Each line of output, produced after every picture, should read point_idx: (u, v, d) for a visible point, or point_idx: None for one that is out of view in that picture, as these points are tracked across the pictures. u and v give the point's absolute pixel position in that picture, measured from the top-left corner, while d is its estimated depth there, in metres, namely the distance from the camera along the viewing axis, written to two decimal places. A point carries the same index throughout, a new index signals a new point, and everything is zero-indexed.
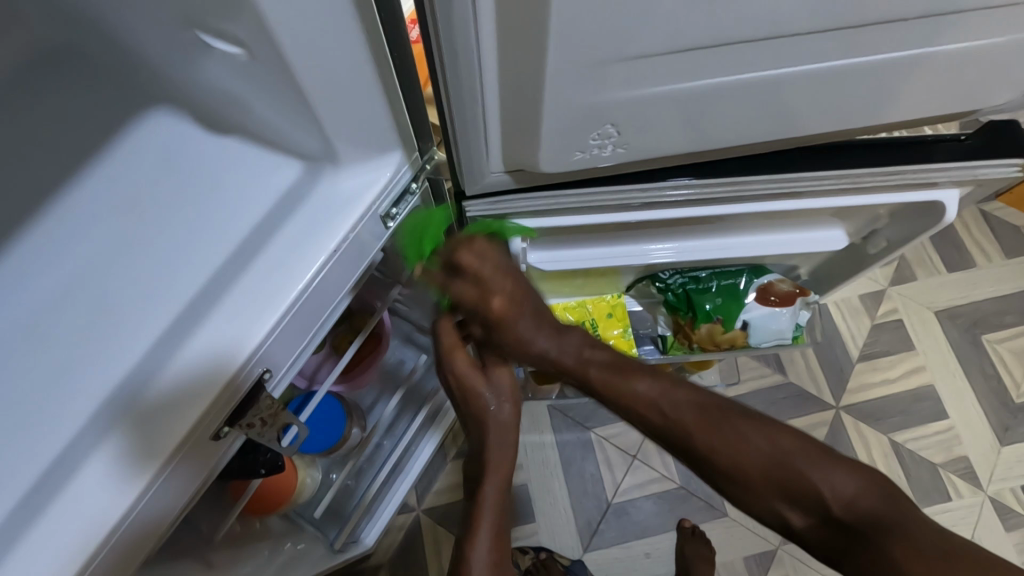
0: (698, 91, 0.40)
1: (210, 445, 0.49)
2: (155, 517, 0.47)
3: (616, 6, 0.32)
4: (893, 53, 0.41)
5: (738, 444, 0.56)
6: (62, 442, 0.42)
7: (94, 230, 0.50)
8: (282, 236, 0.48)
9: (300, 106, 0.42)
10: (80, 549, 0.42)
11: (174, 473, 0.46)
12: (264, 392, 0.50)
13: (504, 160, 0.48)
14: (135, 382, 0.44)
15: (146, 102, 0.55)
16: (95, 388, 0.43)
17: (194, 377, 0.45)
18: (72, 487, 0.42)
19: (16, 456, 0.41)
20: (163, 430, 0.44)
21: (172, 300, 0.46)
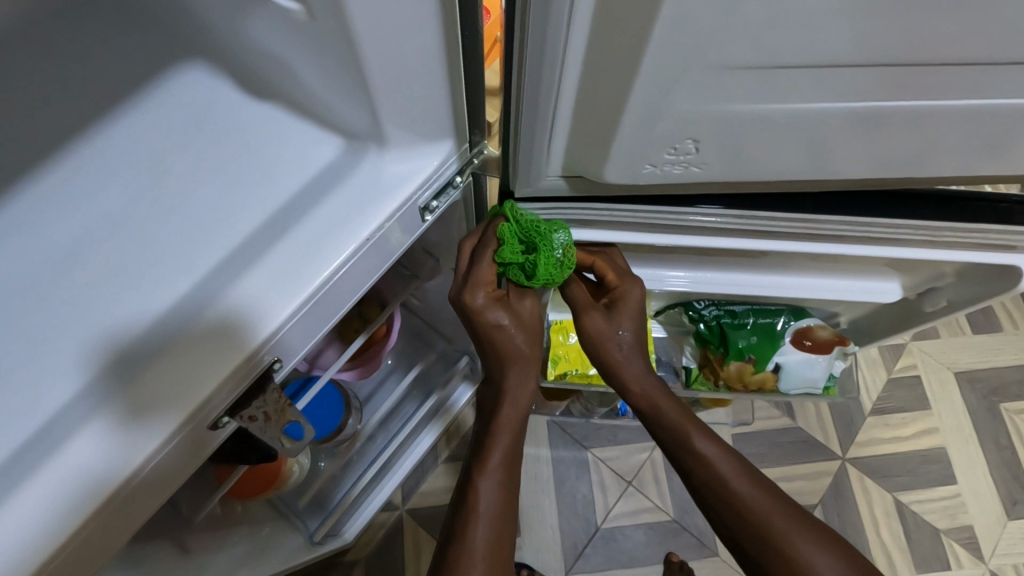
0: (794, 112, 0.36)
1: (205, 435, 0.45)
2: (155, 490, 0.44)
3: (743, 13, 0.28)
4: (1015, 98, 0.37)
5: (812, 549, 0.53)
6: (62, 400, 0.39)
7: (121, 181, 0.46)
8: (314, 217, 0.44)
9: (354, 79, 0.38)
10: (61, 526, 0.38)
11: (179, 445, 0.42)
12: (271, 383, 0.47)
13: (563, 164, 0.43)
14: (149, 346, 0.41)
15: (172, 48, 0.50)
16: (113, 343, 0.41)
17: (206, 355, 0.42)
18: (61, 454, 0.39)
19: (12, 410, 0.39)
20: (160, 413, 0.41)
21: (192, 269, 0.43)
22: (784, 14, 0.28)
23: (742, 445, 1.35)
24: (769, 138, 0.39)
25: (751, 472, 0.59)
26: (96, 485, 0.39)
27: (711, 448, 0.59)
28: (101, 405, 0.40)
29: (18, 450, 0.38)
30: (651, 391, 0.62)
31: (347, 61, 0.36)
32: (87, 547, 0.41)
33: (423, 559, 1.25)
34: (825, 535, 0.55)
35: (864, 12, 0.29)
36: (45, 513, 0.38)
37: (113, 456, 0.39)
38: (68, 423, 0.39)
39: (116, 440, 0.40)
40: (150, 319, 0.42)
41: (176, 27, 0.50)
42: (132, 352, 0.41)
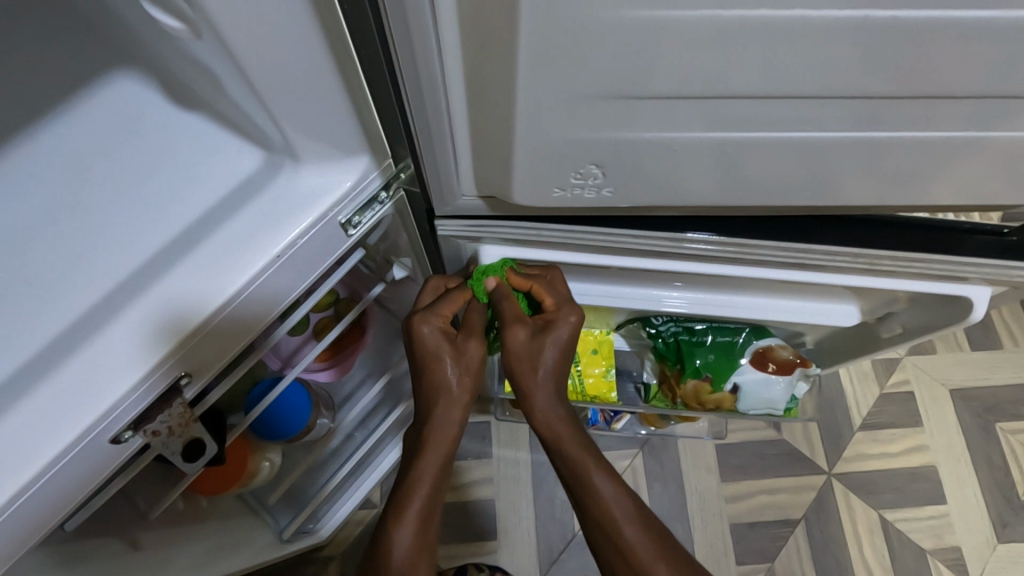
0: (693, 139, 0.36)
1: (110, 449, 0.45)
2: (55, 500, 0.44)
3: (601, 43, 0.28)
4: (933, 130, 0.37)
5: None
6: None
7: (37, 192, 0.46)
8: (228, 232, 0.44)
9: (254, 97, 0.38)
10: None
11: (81, 457, 0.42)
12: (179, 398, 0.46)
13: (477, 184, 0.43)
14: (42, 365, 0.40)
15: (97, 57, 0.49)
16: (4, 360, 0.40)
17: (107, 372, 0.41)
18: None
19: None
20: (58, 423, 0.40)
21: (100, 281, 0.42)
22: (652, 45, 0.28)
23: (725, 456, 1.32)
24: (674, 163, 0.38)
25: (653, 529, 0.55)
26: None
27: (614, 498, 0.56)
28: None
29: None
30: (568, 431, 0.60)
31: (243, 81, 0.36)
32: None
33: None
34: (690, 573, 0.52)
35: (736, 46, 0.28)
36: None
37: (8, 464, 0.39)
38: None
39: (4, 456, 0.39)
40: (49, 334, 0.41)
41: (95, 31, 0.49)
42: (26, 370, 0.40)
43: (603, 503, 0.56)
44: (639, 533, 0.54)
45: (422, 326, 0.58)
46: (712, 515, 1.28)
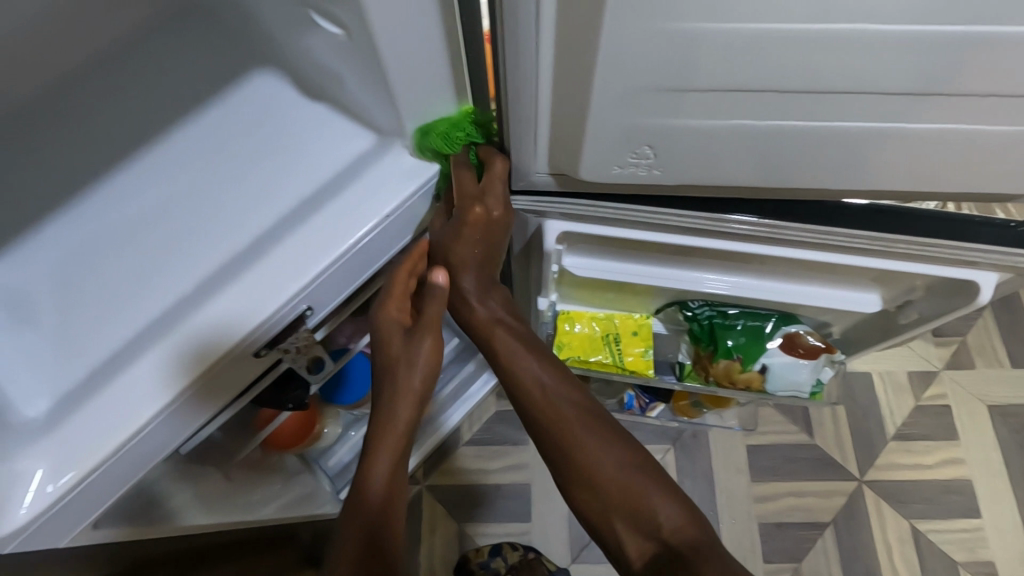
0: (729, 127, 0.44)
1: (249, 363, 0.53)
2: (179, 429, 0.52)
3: (661, 47, 0.37)
4: (946, 124, 0.44)
5: (602, 453, 0.59)
6: (135, 327, 0.50)
7: (184, 171, 0.56)
8: (345, 196, 0.53)
9: (382, 86, 0.48)
10: (103, 444, 0.45)
11: (210, 383, 0.50)
12: (303, 325, 0.55)
13: (549, 162, 0.53)
14: (193, 302, 0.50)
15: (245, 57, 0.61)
16: (170, 293, 0.51)
17: (227, 315, 0.49)
18: (117, 380, 0.48)
19: (103, 332, 0.50)
20: (198, 351, 0.49)
21: (242, 233, 0.53)
22: (696, 49, 0.37)
23: (754, 456, 1.36)
24: (715, 148, 0.47)
25: (673, 495, 0.57)
26: (123, 424, 0.46)
27: (627, 475, 0.58)
28: (141, 355, 0.48)
29: (78, 385, 0.48)
30: (574, 415, 0.60)
31: (377, 74, 0.47)
32: (122, 473, 0.49)
33: (437, 538, 1.32)
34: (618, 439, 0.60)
35: (760, 49, 0.37)
36: (97, 428, 0.46)
37: (147, 395, 0.47)
38: (118, 363, 0.48)
39: (144, 385, 0.47)
40: (202, 277, 0.51)
41: (243, 35, 0.61)
42: (184, 304, 0.50)
43: (538, 384, 0.61)
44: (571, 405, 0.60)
45: (382, 314, 0.60)
46: (740, 514, 1.32)
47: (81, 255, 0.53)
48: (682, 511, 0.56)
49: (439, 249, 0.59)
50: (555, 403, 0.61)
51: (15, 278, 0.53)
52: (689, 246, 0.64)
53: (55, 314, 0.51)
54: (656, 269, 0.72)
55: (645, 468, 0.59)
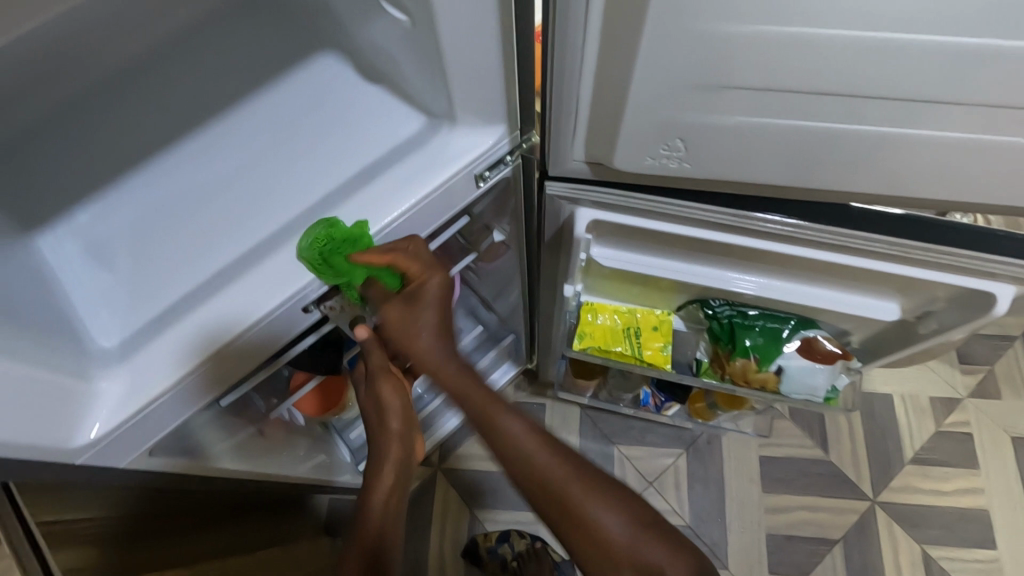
0: (758, 125, 0.47)
1: (297, 317, 0.58)
2: (233, 370, 0.56)
3: (700, 46, 0.41)
4: (977, 135, 0.45)
5: (600, 525, 0.57)
6: (196, 278, 0.54)
7: (251, 141, 0.61)
8: (395, 170, 0.58)
9: (439, 70, 0.52)
10: (165, 377, 0.51)
11: (259, 334, 0.55)
12: (347, 286, 0.59)
13: (587, 151, 0.56)
14: (251, 259, 0.55)
15: (311, 40, 0.66)
16: (230, 248, 0.55)
17: (288, 270, 0.54)
18: (178, 323, 0.52)
19: (166, 278, 0.54)
20: (251, 303, 0.53)
21: (298, 199, 0.57)
22: (731, 47, 0.41)
23: (768, 468, 1.37)
24: (744, 145, 0.49)
25: (686, 563, 0.56)
26: (183, 361, 0.51)
27: (641, 549, 0.56)
28: (201, 302, 0.53)
29: (151, 323, 0.52)
30: (575, 488, 0.58)
31: (435, 59, 0.51)
32: (180, 404, 0.53)
33: (448, 520, 1.36)
34: (619, 502, 0.58)
35: (792, 50, 0.40)
36: (160, 363, 0.51)
37: (207, 336, 0.52)
38: (179, 311, 0.53)
39: (204, 328, 0.52)
40: (260, 236, 0.56)
41: (310, 17, 0.66)
42: (243, 259, 0.55)
43: (514, 440, 0.60)
44: (554, 460, 0.60)
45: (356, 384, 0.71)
46: (749, 523, 1.33)
47: (154, 210, 0.58)
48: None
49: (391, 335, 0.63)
50: (552, 468, 0.60)
51: (93, 228, 0.57)
52: (716, 242, 0.67)
53: (125, 260, 0.55)
54: (682, 266, 0.75)
55: (653, 530, 0.58)
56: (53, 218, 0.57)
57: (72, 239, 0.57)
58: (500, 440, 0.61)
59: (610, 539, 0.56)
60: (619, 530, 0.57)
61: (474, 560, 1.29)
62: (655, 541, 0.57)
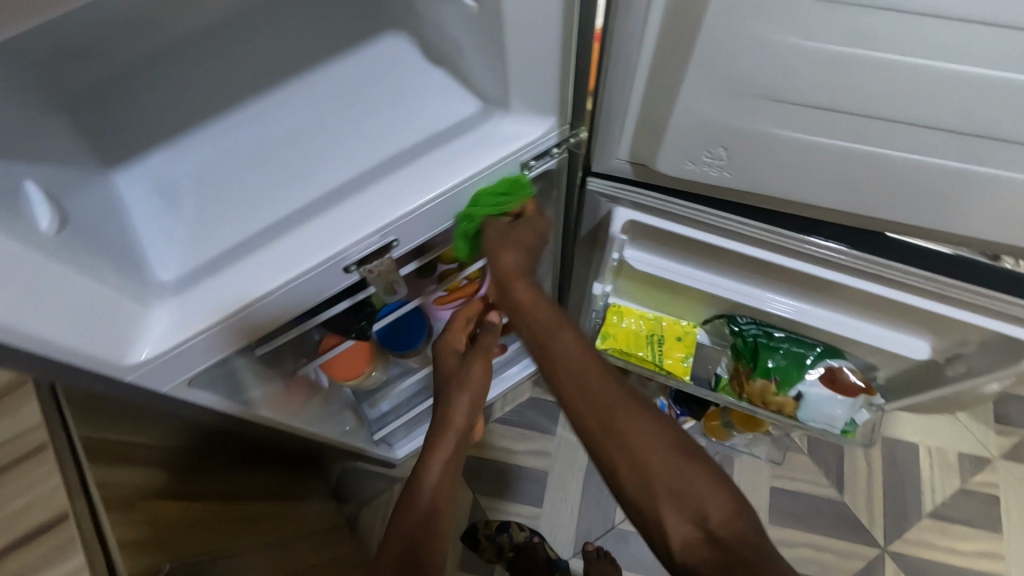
0: (802, 142, 0.48)
1: (338, 276, 0.61)
2: (274, 316, 0.60)
3: (752, 56, 0.42)
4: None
5: (642, 447, 0.60)
6: (251, 226, 0.58)
7: (317, 107, 0.64)
8: (447, 149, 0.61)
9: (499, 58, 0.55)
10: (211, 315, 0.54)
11: (300, 286, 0.58)
12: (388, 253, 0.62)
13: (632, 151, 0.59)
14: (303, 216, 0.58)
15: (383, 17, 0.69)
16: (285, 204, 0.59)
17: (336, 231, 0.58)
18: (230, 267, 0.56)
19: (224, 224, 0.58)
20: (297, 257, 0.57)
21: (353, 165, 0.60)
22: (783, 60, 0.42)
23: (777, 499, 1.34)
24: (787, 160, 0.50)
25: (717, 481, 0.57)
26: (230, 302, 0.55)
27: (672, 461, 0.59)
28: (253, 250, 0.57)
29: (206, 262, 0.56)
30: (613, 402, 0.62)
31: (498, 47, 0.54)
32: (223, 341, 0.57)
33: (451, 502, 1.39)
34: (662, 431, 0.61)
35: (844, 69, 0.41)
36: (208, 302, 0.55)
37: (255, 282, 0.56)
38: (232, 255, 0.56)
39: (254, 275, 0.56)
40: (314, 195, 0.59)
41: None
42: (296, 215, 0.58)
43: (570, 356, 0.65)
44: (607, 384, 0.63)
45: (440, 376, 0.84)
46: None
47: (221, 160, 0.62)
48: (731, 504, 0.56)
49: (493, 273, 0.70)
50: (594, 382, 0.63)
51: (165, 170, 0.61)
52: (751, 257, 0.67)
53: (189, 203, 0.60)
54: (715, 278, 0.75)
55: (687, 453, 0.60)
56: (132, 156, 0.62)
57: (144, 177, 0.61)
58: (550, 360, 0.66)
59: (648, 460, 0.59)
60: (656, 455, 0.59)
61: (473, 543, 1.33)
62: (692, 468, 0.58)
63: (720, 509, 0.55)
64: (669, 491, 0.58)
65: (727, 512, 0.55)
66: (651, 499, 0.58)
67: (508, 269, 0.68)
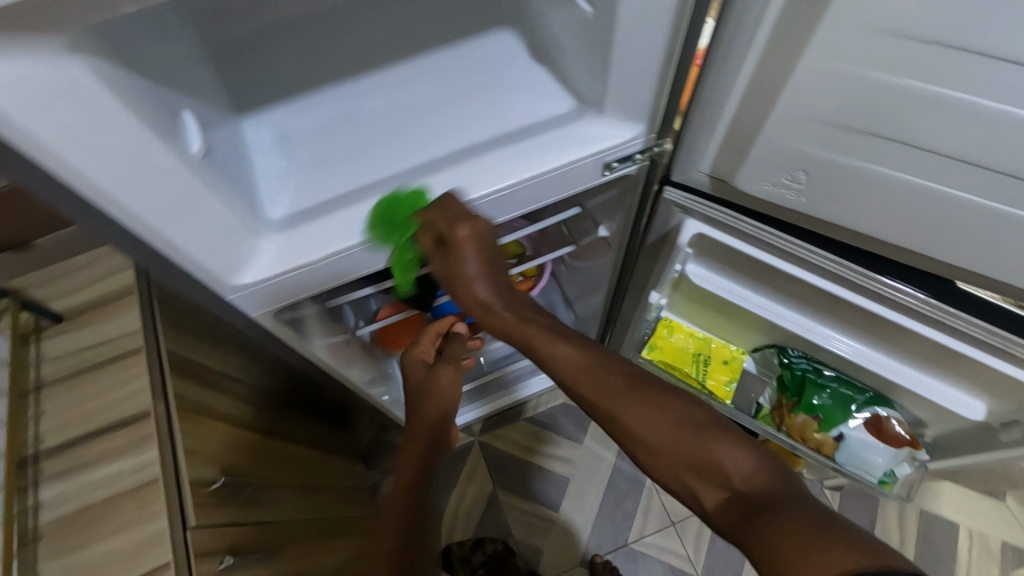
0: (884, 176, 0.50)
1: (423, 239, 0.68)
2: (364, 262, 0.67)
3: (847, 87, 0.45)
4: None
5: (649, 424, 0.62)
6: (354, 182, 0.64)
7: (428, 85, 0.70)
8: (537, 140, 0.65)
9: (600, 64, 0.59)
10: (310, 253, 0.62)
11: (389, 240, 0.65)
12: None
13: (713, 166, 0.61)
14: (399, 180, 0.64)
15: (496, 14, 0.74)
16: (386, 166, 0.65)
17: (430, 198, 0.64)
18: (329, 215, 0.63)
19: (331, 176, 0.65)
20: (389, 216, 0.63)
21: (453, 142, 0.66)
22: (877, 93, 0.44)
23: None
24: (865, 192, 0.52)
25: (732, 436, 0.59)
26: (327, 245, 0.62)
27: (685, 437, 0.60)
28: (350, 203, 0.63)
29: (313, 207, 0.63)
30: (609, 393, 0.65)
31: (602, 52, 0.57)
32: (320, 275, 0.65)
33: (471, 488, 1.43)
34: (666, 403, 0.63)
35: (936, 110, 0.43)
36: (306, 242, 0.62)
37: (350, 231, 0.63)
38: (333, 204, 0.63)
39: (349, 225, 0.63)
40: (413, 163, 0.65)
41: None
42: (393, 178, 0.64)
43: (564, 364, 0.67)
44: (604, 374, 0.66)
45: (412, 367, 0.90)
46: None
47: (337, 121, 0.69)
48: (749, 457, 0.57)
49: (446, 272, 0.68)
50: (587, 383, 0.66)
51: (285, 122, 0.69)
52: (812, 286, 0.68)
53: (303, 154, 0.67)
54: (771, 305, 0.77)
55: (694, 420, 0.61)
56: (259, 107, 0.69)
57: (267, 126, 0.68)
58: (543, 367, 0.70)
59: (655, 435, 0.62)
60: (663, 427, 0.61)
61: (448, 566, 1.33)
62: (702, 432, 0.60)
63: (741, 462, 0.57)
64: (685, 457, 0.59)
65: (748, 464, 0.56)
66: (671, 466, 0.60)
67: (480, 299, 0.69)
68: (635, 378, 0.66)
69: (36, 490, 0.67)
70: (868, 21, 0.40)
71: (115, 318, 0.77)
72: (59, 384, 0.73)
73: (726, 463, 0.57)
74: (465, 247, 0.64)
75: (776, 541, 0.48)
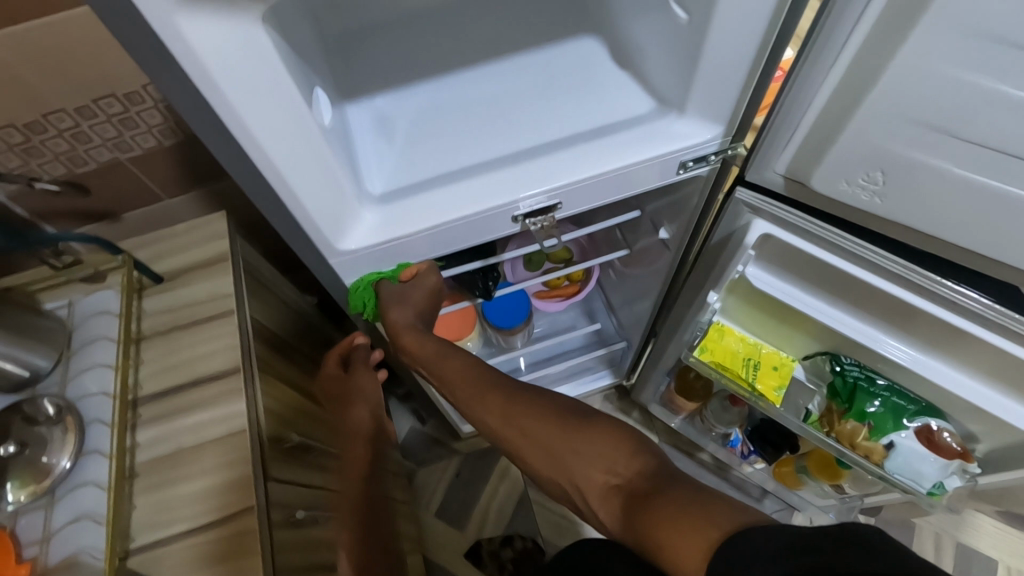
0: (961, 179, 0.53)
1: (509, 220, 0.73)
2: (450, 239, 0.73)
3: (935, 89, 0.49)
4: None
5: (540, 430, 0.71)
6: (449, 164, 0.69)
7: (518, 81, 0.76)
8: (619, 135, 0.70)
9: (686, 67, 0.64)
10: (408, 225, 0.68)
11: (477, 220, 0.71)
12: (550, 212, 0.74)
13: (788, 166, 0.65)
14: (492, 163, 0.69)
15: (579, 21, 0.80)
16: (479, 151, 0.70)
17: (517, 182, 0.69)
18: (427, 191, 0.68)
19: (428, 156, 0.70)
20: (481, 195, 0.68)
21: (541, 132, 0.71)
22: (961, 96, 0.48)
23: None
24: (941, 194, 0.55)
25: (611, 432, 0.68)
26: (423, 218, 0.68)
27: (572, 437, 0.69)
28: (447, 181, 0.68)
29: (412, 184, 0.68)
30: (509, 405, 0.75)
31: (689, 56, 0.62)
32: (411, 246, 0.71)
33: (503, 486, 1.45)
34: (554, 411, 0.73)
35: (1016, 113, 0.47)
36: (405, 214, 0.67)
37: (446, 207, 0.68)
38: (430, 182, 0.68)
39: (443, 201, 0.68)
40: (504, 149, 0.70)
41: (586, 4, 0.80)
42: (486, 161, 0.70)
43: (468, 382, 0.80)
44: (495, 391, 0.77)
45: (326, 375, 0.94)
46: None
47: (440, 107, 0.74)
48: (628, 450, 0.66)
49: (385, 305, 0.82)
50: (488, 394, 0.77)
51: (384, 107, 0.74)
52: (875, 291, 0.70)
53: (401, 136, 0.72)
54: (829, 310, 0.79)
55: (581, 419, 0.71)
56: (361, 94, 0.75)
57: (369, 111, 0.74)
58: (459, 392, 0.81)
59: (545, 438, 0.71)
60: (553, 430, 0.71)
61: (476, 561, 1.38)
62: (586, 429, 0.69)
63: (621, 453, 0.66)
64: (575, 455, 0.68)
65: (628, 453, 0.65)
66: (564, 466, 0.68)
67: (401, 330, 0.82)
68: (529, 392, 0.76)
69: (135, 431, 0.72)
70: (956, 26, 0.44)
71: (207, 281, 0.84)
72: (158, 337, 0.79)
73: (611, 456, 0.66)
74: (413, 290, 0.80)
75: (657, 517, 0.55)
